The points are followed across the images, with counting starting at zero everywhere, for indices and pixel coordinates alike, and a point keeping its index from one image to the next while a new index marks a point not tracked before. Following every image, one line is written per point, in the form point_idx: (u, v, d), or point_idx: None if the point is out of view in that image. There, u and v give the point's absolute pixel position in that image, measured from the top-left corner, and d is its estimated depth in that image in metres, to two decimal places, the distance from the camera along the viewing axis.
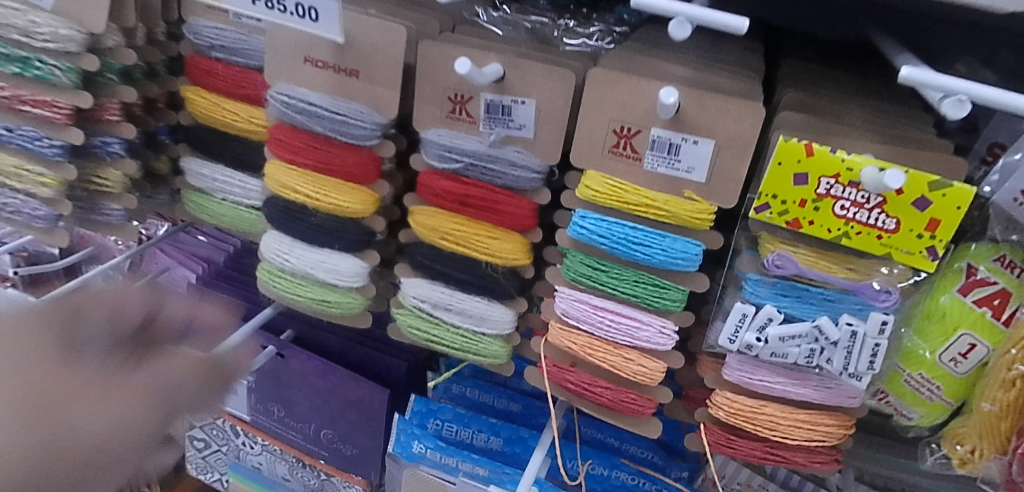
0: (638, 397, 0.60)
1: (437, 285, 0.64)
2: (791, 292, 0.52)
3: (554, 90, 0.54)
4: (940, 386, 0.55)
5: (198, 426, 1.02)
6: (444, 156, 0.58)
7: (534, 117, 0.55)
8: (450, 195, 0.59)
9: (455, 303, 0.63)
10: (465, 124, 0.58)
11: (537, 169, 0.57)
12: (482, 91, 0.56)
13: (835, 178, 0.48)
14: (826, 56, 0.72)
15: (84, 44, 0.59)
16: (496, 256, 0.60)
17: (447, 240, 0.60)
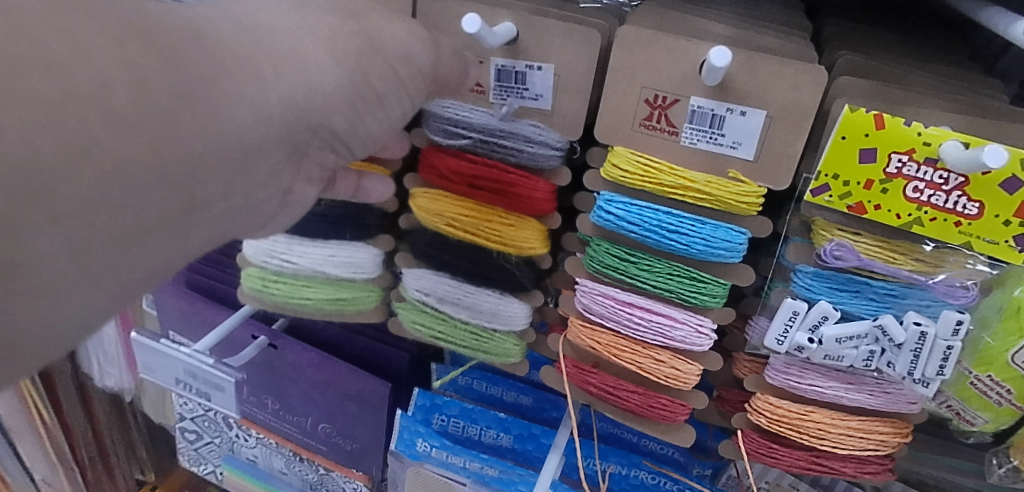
0: (670, 402, 0.54)
1: (442, 278, 0.59)
2: (849, 287, 0.46)
3: (577, 53, 0.47)
4: (1012, 391, 0.48)
5: (188, 417, 0.97)
6: (449, 132, 0.52)
7: (551, 85, 0.48)
8: (457, 178, 0.52)
9: (463, 297, 0.58)
10: (474, 94, 0.51)
11: (556, 146, 0.50)
12: (492, 56, 0.49)
13: (909, 155, 0.40)
14: (876, 13, 0.64)
15: None
16: (509, 245, 0.54)
17: (455, 227, 0.54)
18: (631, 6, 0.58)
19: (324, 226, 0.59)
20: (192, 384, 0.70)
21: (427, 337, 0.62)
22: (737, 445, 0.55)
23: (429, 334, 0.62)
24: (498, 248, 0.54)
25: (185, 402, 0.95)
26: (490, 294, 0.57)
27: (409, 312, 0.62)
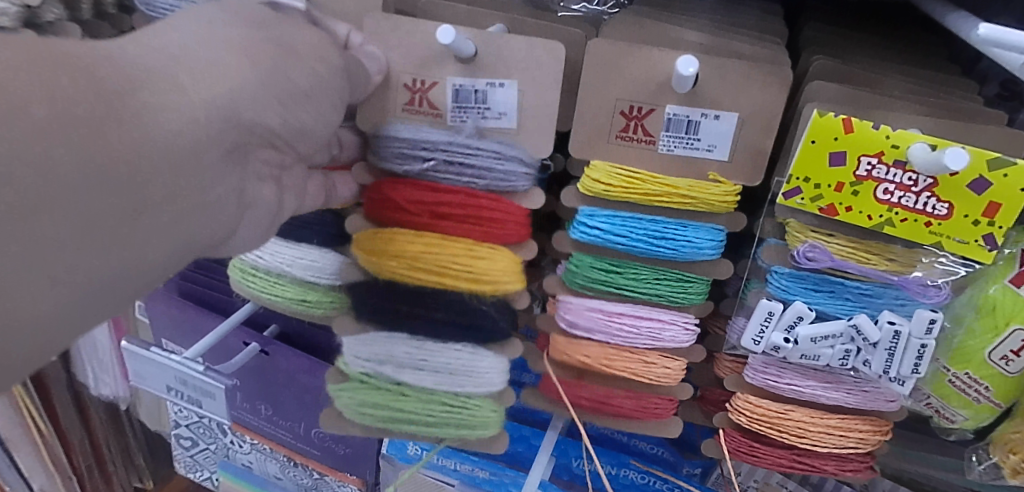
0: (661, 401, 0.56)
1: (399, 339, 0.55)
2: (824, 287, 0.47)
3: (544, 66, 0.46)
4: (989, 388, 0.49)
5: (183, 424, 0.98)
6: (409, 156, 0.49)
7: (513, 102, 0.47)
8: (423, 207, 0.50)
9: (425, 359, 0.55)
10: (428, 116, 0.49)
11: (526, 165, 0.49)
12: (448, 75, 0.47)
13: (878, 157, 0.41)
14: (853, 18, 0.64)
15: (19, 18, 0.52)
16: (479, 279, 0.51)
17: (416, 266, 0.51)
18: (610, 14, 0.58)
19: (310, 234, 0.60)
20: (184, 392, 0.70)
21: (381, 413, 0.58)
22: (720, 444, 0.56)
23: (387, 409, 0.58)
24: (466, 283, 0.51)
25: (179, 410, 0.96)
26: (454, 350, 0.55)
27: (361, 387, 0.58)
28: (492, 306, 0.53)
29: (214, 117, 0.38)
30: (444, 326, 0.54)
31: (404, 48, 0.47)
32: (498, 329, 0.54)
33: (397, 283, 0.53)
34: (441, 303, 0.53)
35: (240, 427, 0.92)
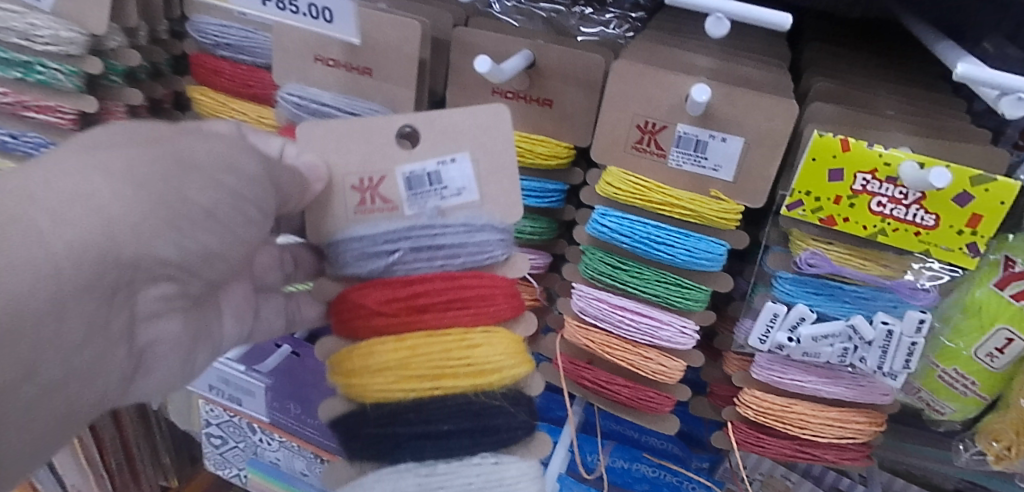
0: (657, 395, 0.60)
1: (404, 470, 0.44)
2: (824, 291, 0.51)
3: (495, 129, 0.46)
4: (975, 382, 0.53)
5: (214, 423, 0.98)
6: (365, 255, 0.45)
7: (470, 176, 0.46)
8: (395, 305, 0.45)
9: (445, 484, 0.44)
10: (382, 213, 0.46)
11: (501, 230, 0.47)
12: (396, 165, 0.46)
13: (871, 174, 0.46)
14: (851, 40, 0.69)
15: (86, 46, 0.57)
16: (485, 369, 0.45)
17: (404, 377, 0.44)
18: (626, 37, 0.63)
19: None
20: (225, 390, 0.85)
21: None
22: (728, 436, 0.60)
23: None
24: (470, 380, 0.45)
25: (209, 408, 0.96)
26: (476, 464, 0.45)
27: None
28: (506, 405, 0.46)
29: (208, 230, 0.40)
30: (459, 435, 0.44)
31: (342, 154, 0.46)
32: (529, 418, 0.47)
33: (388, 406, 0.45)
34: (448, 411, 0.44)
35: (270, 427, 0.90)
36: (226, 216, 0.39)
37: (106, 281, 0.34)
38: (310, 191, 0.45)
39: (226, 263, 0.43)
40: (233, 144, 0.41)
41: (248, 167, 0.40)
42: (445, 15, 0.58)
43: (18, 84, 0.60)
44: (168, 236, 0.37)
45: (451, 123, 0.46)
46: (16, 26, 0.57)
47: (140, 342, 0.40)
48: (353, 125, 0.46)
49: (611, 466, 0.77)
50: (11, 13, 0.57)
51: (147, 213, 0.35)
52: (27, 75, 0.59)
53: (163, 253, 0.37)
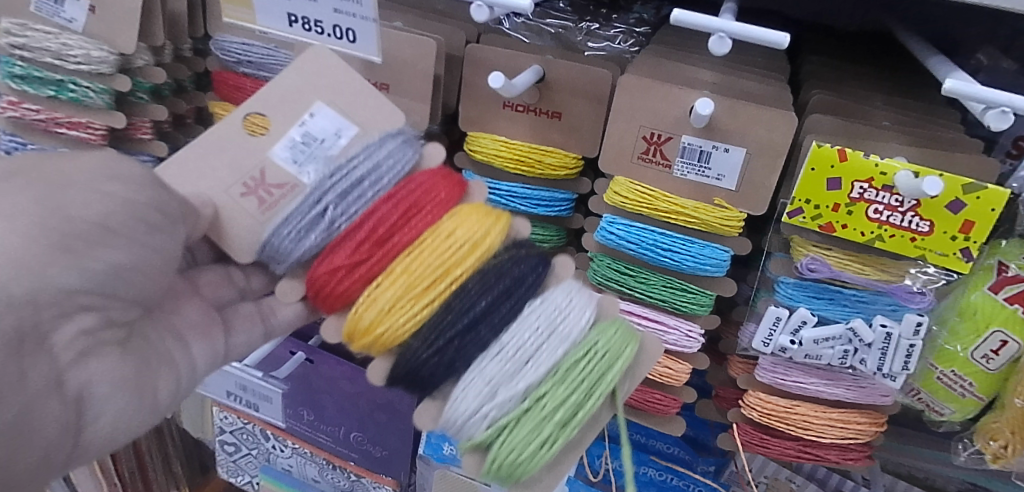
0: (664, 397, 0.62)
1: (471, 371, 0.41)
2: (824, 295, 0.53)
3: (330, 72, 0.48)
4: (973, 383, 0.55)
5: (227, 430, 0.95)
6: (303, 229, 0.43)
7: (334, 116, 0.47)
8: (363, 248, 0.42)
9: (519, 356, 0.41)
10: (283, 197, 0.46)
11: (396, 132, 0.47)
12: (267, 150, 0.47)
13: (868, 182, 0.48)
14: (848, 53, 0.71)
15: (116, 65, 0.61)
16: (475, 241, 0.43)
17: (413, 300, 0.42)
18: (631, 52, 0.65)
19: None
20: (242, 396, 0.88)
21: (547, 453, 0.40)
22: (733, 437, 0.62)
23: (549, 444, 0.40)
24: (472, 258, 0.43)
25: (224, 415, 0.94)
26: (532, 312, 0.42)
27: (498, 445, 0.40)
28: (516, 256, 0.44)
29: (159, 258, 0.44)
30: (499, 306, 0.42)
31: (211, 176, 0.47)
32: (539, 253, 0.45)
33: (423, 333, 0.42)
34: (476, 287, 0.42)
35: (284, 433, 0.90)
36: (129, 230, 0.41)
37: (4, 325, 0.37)
38: (203, 218, 0.45)
39: (152, 282, 0.44)
40: (104, 155, 0.43)
41: (133, 172, 0.43)
42: (458, 32, 0.60)
43: (51, 101, 0.63)
44: (67, 261, 0.39)
45: (285, 89, 0.48)
46: (50, 46, 0.61)
47: (72, 388, 0.41)
48: (206, 146, 0.47)
49: (617, 470, 0.79)
50: (45, 34, 0.61)
51: (31, 241, 0.38)
52: (59, 93, 0.62)
53: (63, 281, 0.39)
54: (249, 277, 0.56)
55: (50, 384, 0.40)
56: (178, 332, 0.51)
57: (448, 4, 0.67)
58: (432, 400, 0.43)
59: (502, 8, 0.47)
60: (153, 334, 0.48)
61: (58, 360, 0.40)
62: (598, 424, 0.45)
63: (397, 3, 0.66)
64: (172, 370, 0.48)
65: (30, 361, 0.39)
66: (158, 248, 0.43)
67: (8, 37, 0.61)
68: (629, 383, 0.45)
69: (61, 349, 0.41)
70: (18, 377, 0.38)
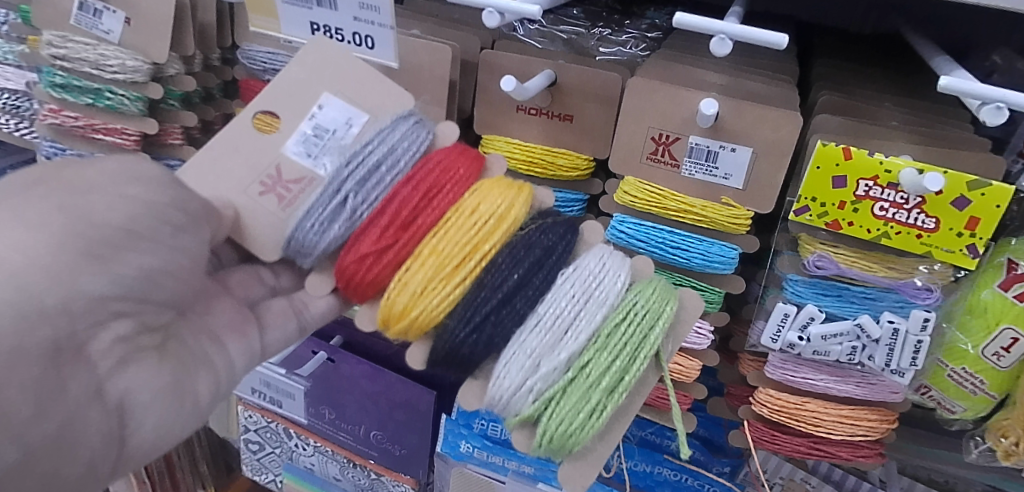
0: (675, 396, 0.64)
1: (513, 344, 0.43)
2: (831, 292, 0.54)
3: (331, 61, 0.51)
4: (984, 380, 0.55)
5: (252, 429, 0.97)
6: (325, 220, 0.45)
7: (343, 106, 0.50)
8: (388, 234, 0.44)
9: (560, 327, 0.43)
10: (302, 189, 0.49)
11: (407, 114, 0.49)
12: (280, 148, 0.50)
13: (873, 180, 0.49)
14: (858, 56, 0.72)
15: (149, 74, 0.64)
16: (501, 214, 0.45)
17: (444, 280, 0.43)
18: (643, 56, 0.67)
19: None
20: (266, 393, 0.91)
21: (597, 420, 0.43)
22: (745, 434, 0.63)
23: (597, 411, 0.43)
24: (499, 233, 0.45)
25: (248, 414, 0.96)
26: (566, 281, 0.44)
27: (547, 417, 0.43)
28: (543, 227, 0.46)
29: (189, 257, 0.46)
30: (532, 277, 0.44)
31: (229, 177, 0.50)
32: (564, 222, 0.47)
33: (458, 311, 0.44)
34: (507, 261, 0.44)
35: (306, 431, 0.92)
36: (153, 233, 0.43)
37: (43, 336, 0.38)
38: (225, 219, 0.48)
39: (185, 283, 0.47)
40: (122, 161, 0.45)
41: (151, 173, 0.45)
42: (473, 38, 0.62)
43: (89, 108, 0.67)
44: (96, 268, 0.41)
45: (291, 84, 0.51)
46: (88, 57, 0.64)
47: (112, 397, 0.43)
48: (220, 149, 0.50)
49: (632, 469, 0.79)
50: (84, 45, 0.65)
51: (60, 250, 0.40)
52: (96, 100, 0.66)
53: (96, 289, 0.41)
54: (275, 274, 0.59)
55: (90, 394, 0.42)
56: (214, 331, 0.53)
57: (464, 12, 0.70)
58: (475, 379, 0.46)
59: (513, 14, 0.49)
60: (188, 336, 0.50)
61: (97, 369, 0.42)
62: (644, 385, 0.47)
63: (415, 12, 0.69)
64: (209, 371, 0.51)
65: (69, 372, 0.41)
66: (184, 248, 0.45)
67: (50, 47, 0.65)
68: (673, 343, 0.47)
69: (100, 358, 0.42)
70: (59, 388, 0.40)
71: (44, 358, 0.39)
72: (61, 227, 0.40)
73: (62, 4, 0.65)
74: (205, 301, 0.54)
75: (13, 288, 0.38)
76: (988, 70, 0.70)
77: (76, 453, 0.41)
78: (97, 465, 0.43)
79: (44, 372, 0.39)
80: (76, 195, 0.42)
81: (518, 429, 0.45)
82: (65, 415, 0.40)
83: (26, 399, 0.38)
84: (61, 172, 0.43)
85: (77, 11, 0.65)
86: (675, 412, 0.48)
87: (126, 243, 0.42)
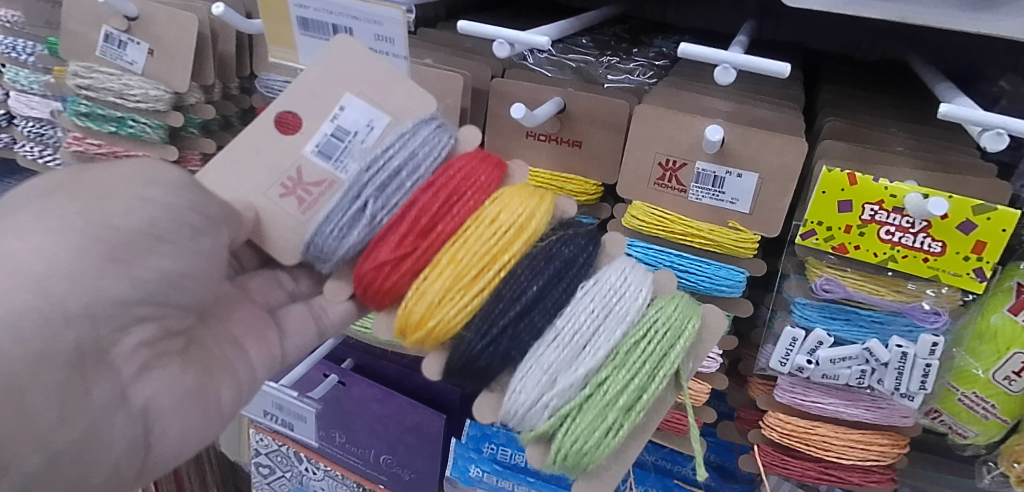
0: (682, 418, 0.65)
1: (531, 358, 0.44)
2: (840, 315, 0.54)
3: (362, 64, 0.50)
4: (995, 405, 0.55)
5: (263, 453, 0.97)
6: (345, 226, 0.46)
7: (365, 108, 0.50)
8: (407, 241, 0.45)
9: (578, 342, 0.44)
10: (320, 192, 0.50)
11: (429, 118, 0.49)
12: (301, 149, 0.50)
13: (879, 204, 0.49)
14: (863, 83, 0.73)
15: (170, 103, 0.67)
16: (521, 224, 0.45)
17: (462, 290, 0.44)
18: (650, 84, 0.68)
19: None
20: (277, 416, 0.90)
21: (612, 439, 0.44)
22: (754, 459, 0.63)
23: (614, 429, 0.44)
24: (519, 243, 0.45)
25: (260, 437, 0.95)
26: (585, 295, 0.45)
27: (562, 433, 0.44)
28: (564, 238, 0.47)
29: (211, 262, 0.47)
30: (551, 290, 0.45)
31: (250, 179, 0.50)
32: (587, 233, 0.48)
33: (476, 321, 0.45)
34: (527, 272, 0.45)
35: (317, 455, 0.93)
36: (174, 236, 0.44)
37: (66, 340, 0.40)
38: (246, 221, 0.49)
39: (204, 288, 0.47)
40: (143, 164, 0.45)
41: (170, 176, 0.45)
42: (484, 67, 0.64)
43: (111, 136, 0.70)
44: (117, 272, 0.42)
45: (315, 84, 0.51)
46: (113, 87, 0.67)
47: (138, 403, 0.44)
48: (242, 150, 0.51)
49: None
50: (108, 75, 0.67)
51: (81, 253, 0.41)
52: (120, 128, 0.69)
53: (117, 293, 0.42)
54: (294, 279, 0.60)
55: (114, 399, 0.43)
56: (235, 335, 0.54)
57: (476, 42, 0.72)
58: (491, 392, 0.47)
59: (523, 45, 0.51)
60: (212, 343, 0.52)
61: (121, 375, 0.43)
62: (663, 405, 0.48)
63: (429, 42, 0.71)
64: (232, 379, 0.52)
65: (93, 377, 0.42)
66: (203, 252, 0.46)
67: (76, 78, 0.68)
68: (693, 361, 0.48)
69: (123, 363, 0.44)
70: (83, 394, 0.41)
71: (69, 363, 0.40)
72: (80, 233, 0.41)
73: (89, 35, 0.67)
74: (227, 306, 0.55)
75: (36, 292, 0.39)
76: (997, 96, 0.70)
77: (97, 459, 0.42)
78: (121, 472, 0.44)
79: (68, 377, 0.40)
80: (95, 198, 0.43)
81: (533, 443, 0.46)
82: (90, 420, 0.41)
83: (50, 405, 0.39)
84: (82, 176, 0.44)
85: (103, 43, 0.67)
86: (693, 433, 0.48)
87: (146, 247, 0.43)
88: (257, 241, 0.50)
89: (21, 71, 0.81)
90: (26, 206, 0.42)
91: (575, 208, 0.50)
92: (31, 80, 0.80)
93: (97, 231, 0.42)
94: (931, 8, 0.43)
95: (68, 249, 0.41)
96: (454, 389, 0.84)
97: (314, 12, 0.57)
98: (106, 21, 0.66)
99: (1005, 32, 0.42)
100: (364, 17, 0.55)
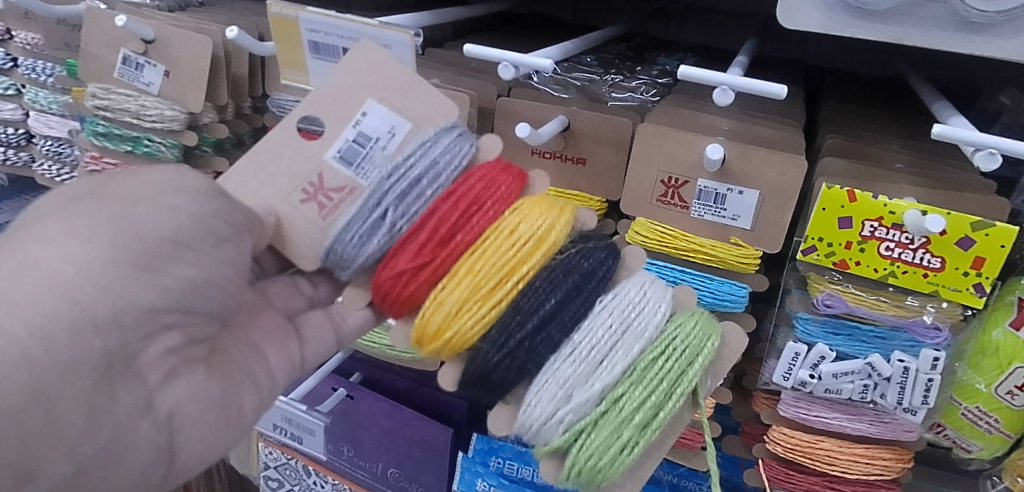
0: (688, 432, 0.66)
1: (547, 372, 0.45)
2: (843, 330, 0.55)
3: (384, 71, 0.51)
4: (998, 420, 0.56)
5: (272, 466, 0.97)
6: (365, 233, 0.48)
7: (387, 114, 0.50)
8: (426, 251, 0.46)
9: (596, 357, 0.44)
10: (342, 199, 0.51)
11: (451, 126, 0.50)
12: (322, 155, 0.51)
13: (879, 221, 0.50)
14: (863, 99, 0.74)
15: (185, 123, 0.69)
16: (541, 235, 0.46)
17: (480, 301, 0.45)
18: (652, 102, 0.70)
19: None
20: (288, 429, 0.90)
21: (626, 456, 0.45)
22: (760, 474, 0.64)
23: (628, 447, 0.45)
24: (538, 255, 0.46)
25: (269, 450, 0.96)
26: (603, 310, 0.46)
27: (577, 449, 0.45)
28: (583, 252, 0.48)
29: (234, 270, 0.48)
30: (569, 303, 0.46)
31: (272, 184, 0.51)
32: (606, 246, 0.49)
33: (493, 331, 0.46)
34: (544, 284, 0.46)
35: (325, 468, 0.93)
36: (198, 244, 0.45)
37: (95, 349, 0.41)
38: (268, 227, 0.50)
39: (229, 295, 0.49)
40: (168, 173, 0.46)
41: (195, 184, 0.47)
42: (490, 86, 0.66)
43: (128, 155, 0.72)
44: (145, 280, 0.43)
45: (338, 89, 0.51)
46: (130, 108, 0.69)
47: (163, 409, 0.46)
48: (265, 154, 0.52)
49: None
50: (126, 97, 0.69)
51: (110, 261, 0.42)
52: (135, 148, 0.71)
53: (145, 301, 0.43)
54: (315, 284, 0.61)
55: (140, 405, 0.44)
56: (255, 343, 0.55)
57: (482, 62, 0.73)
58: (505, 405, 0.48)
59: (527, 67, 0.52)
60: (233, 349, 0.53)
61: (147, 382, 0.45)
62: (679, 423, 0.48)
63: (436, 62, 0.73)
64: (251, 385, 0.53)
65: (120, 384, 0.43)
66: (228, 260, 0.47)
67: (94, 99, 0.70)
68: (710, 380, 0.49)
69: (149, 370, 0.45)
70: (110, 399, 0.42)
71: (97, 371, 0.41)
72: (110, 242, 0.42)
73: (108, 58, 0.69)
74: (246, 314, 0.56)
75: (67, 301, 0.40)
76: (997, 111, 0.71)
77: (122, 463, 0.44)
78: (146, 476, 0.46)
79: (97, 384, 0.41)
80: (125, 207, 0.44)
81: (549, 457, 0.46)
82: (114, 427, 0.43)
83: (77, 412, 0.40)
84: (109, 184, 0.45)
85: (121, 65, 0.69)
86: (708, 451, 0.48)
87: (172, 255, 0.44)
88: (279, 245, 0.51)
89: (40, 91, 0.83)
90: (57, 214, 0.43)
91: (595, 221, 0.51)
92: (50, 101, 0.83)
93: (127, 241, 0.43)
94: (925, 29, 0.44)
95: (99, 259, 0.42)
96: (461, 402, 0.85)
97: (325, 36, 0.59)
98: (124, 44, 0.68)
99: (996, 54, 0.43)
100: (376, 39, 0.57)
